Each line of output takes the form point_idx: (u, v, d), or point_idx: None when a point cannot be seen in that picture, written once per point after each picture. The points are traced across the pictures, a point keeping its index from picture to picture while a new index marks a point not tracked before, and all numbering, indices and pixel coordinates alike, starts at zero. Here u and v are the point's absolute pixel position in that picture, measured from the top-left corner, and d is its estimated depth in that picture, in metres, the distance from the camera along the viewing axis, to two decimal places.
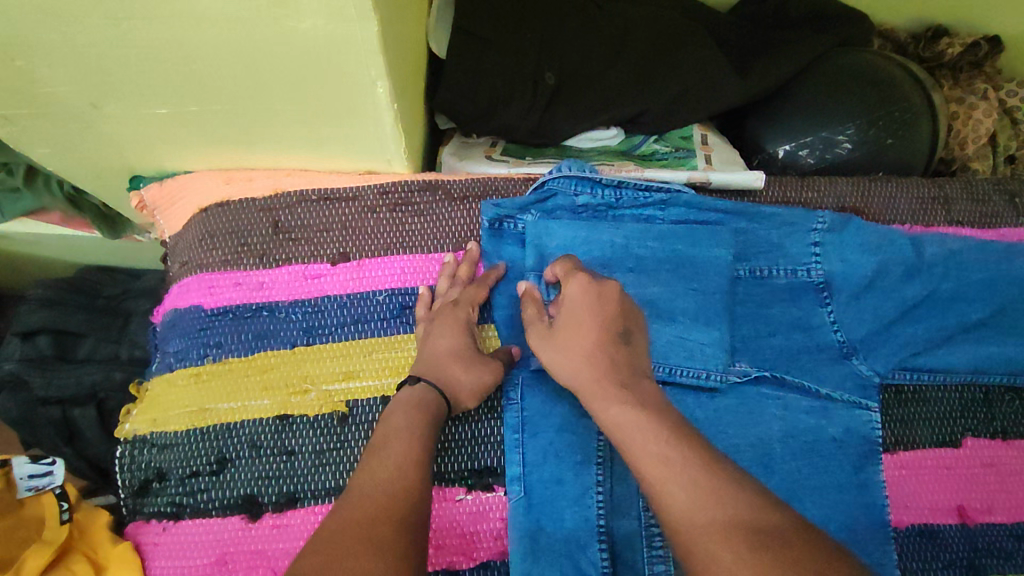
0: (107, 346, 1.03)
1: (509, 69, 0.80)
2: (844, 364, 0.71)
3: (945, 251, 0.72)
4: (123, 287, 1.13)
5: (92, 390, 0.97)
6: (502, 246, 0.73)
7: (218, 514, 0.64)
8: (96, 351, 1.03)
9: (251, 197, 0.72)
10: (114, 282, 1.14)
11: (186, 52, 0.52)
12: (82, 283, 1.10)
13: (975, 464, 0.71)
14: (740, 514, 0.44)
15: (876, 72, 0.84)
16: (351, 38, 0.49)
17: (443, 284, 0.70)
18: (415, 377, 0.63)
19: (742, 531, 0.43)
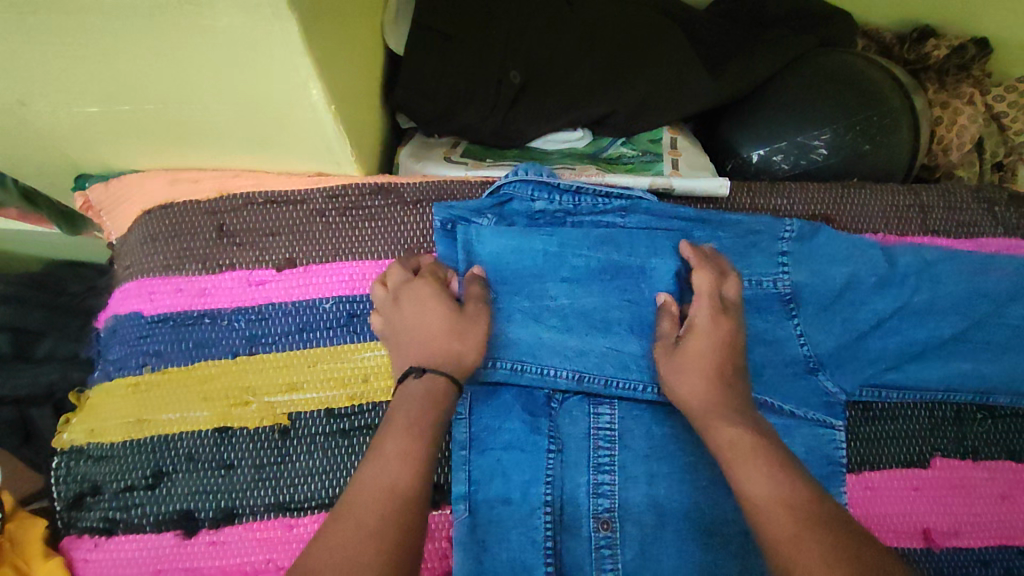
0: (66, 344, 0.96)
1: (471, 68, 0.77)
2: (809, 380, 0.68)
3: (918, 261, 0.70)
4: (89, 284, 1.06)
5: (49, 389, 0.90)
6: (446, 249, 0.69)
7: (152, 530, 0.62)
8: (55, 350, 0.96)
9: (196, 199, 0.70)
10: (79, 279, 1.07)
11: (104, 50, 0.49)
12: (45, 279, 1.04)
13: (944, 486, 0.68)
14: (827, 533, 0.44)
15: (856, 74, 0.81)
16: (270, 35, 0.47)
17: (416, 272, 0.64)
18: (421, 369, 0.56)
19: (831, 546, 0.43)
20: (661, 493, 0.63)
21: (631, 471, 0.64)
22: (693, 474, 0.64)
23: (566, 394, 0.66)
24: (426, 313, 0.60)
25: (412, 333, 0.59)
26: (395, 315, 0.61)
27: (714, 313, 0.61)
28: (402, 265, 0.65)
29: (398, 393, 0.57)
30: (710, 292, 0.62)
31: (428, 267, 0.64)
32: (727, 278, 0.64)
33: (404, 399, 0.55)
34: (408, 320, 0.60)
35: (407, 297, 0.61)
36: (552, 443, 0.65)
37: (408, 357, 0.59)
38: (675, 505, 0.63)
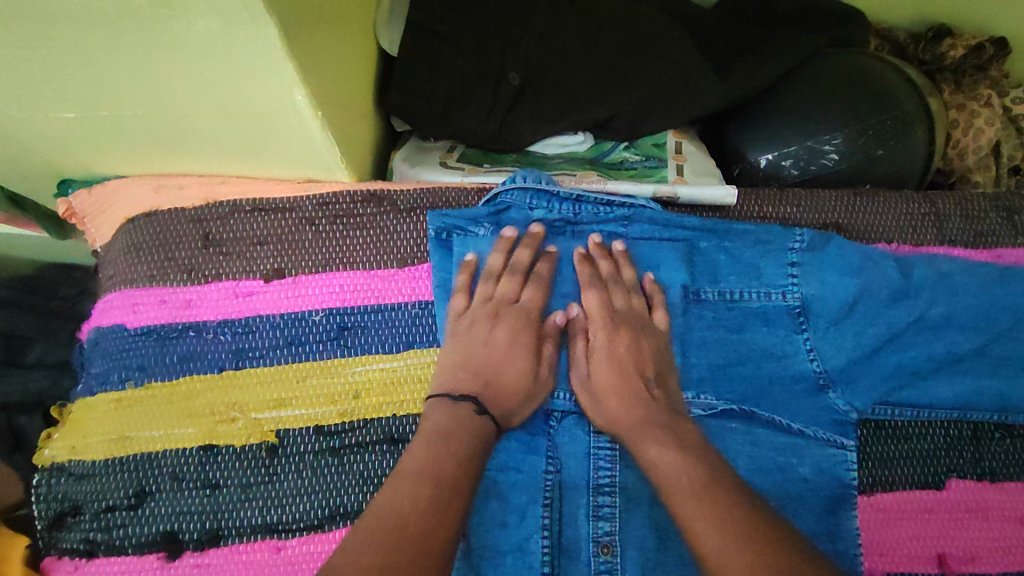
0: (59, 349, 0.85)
1: (468, 71, 0.74)
2: (819, 398, 0.65)
3: (935, 273, 0.67)
4: (82, 286, 0.94)
5: (39, 399, 0.80)
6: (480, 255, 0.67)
7: (134, 552, 0.60)
8: (48, 355, 0.84)
9: (180, 207, 0.67)
10: (71, 281, 0.94)
11: (75, 53, 0.46)
12: (38, 283, 0.92)
13: (959, 509, 0.65)
14: None
15: (869, 75, 0.78)
16: (249, 39, 0.44)
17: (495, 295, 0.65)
18: (482, 410, 0.58)
19: None
20: (664, 515, 0.61)
21: (632, 492, 0.61)
22: None
23: (566, 412, 0.64)
24: (511, 356, 0.62)
25: (488, 366, 0.62)
26: (478, 334, 0.63)
27: (632, 335, 0.64)
28: (512, 278, 0.65)
29: (451, 406, 0.57)
30: (603, 311, 0.65)
31: (531, 296, 0.65)
32: (613, 290, 0.66)
33: (454, 417, 0.56)
34: (490, 355, 0.62)
35: (499, 326, 0.63)
36: (550, 463, 0.62)
37: (470, 381, 0.60)
38: (679, 528, 0.60)
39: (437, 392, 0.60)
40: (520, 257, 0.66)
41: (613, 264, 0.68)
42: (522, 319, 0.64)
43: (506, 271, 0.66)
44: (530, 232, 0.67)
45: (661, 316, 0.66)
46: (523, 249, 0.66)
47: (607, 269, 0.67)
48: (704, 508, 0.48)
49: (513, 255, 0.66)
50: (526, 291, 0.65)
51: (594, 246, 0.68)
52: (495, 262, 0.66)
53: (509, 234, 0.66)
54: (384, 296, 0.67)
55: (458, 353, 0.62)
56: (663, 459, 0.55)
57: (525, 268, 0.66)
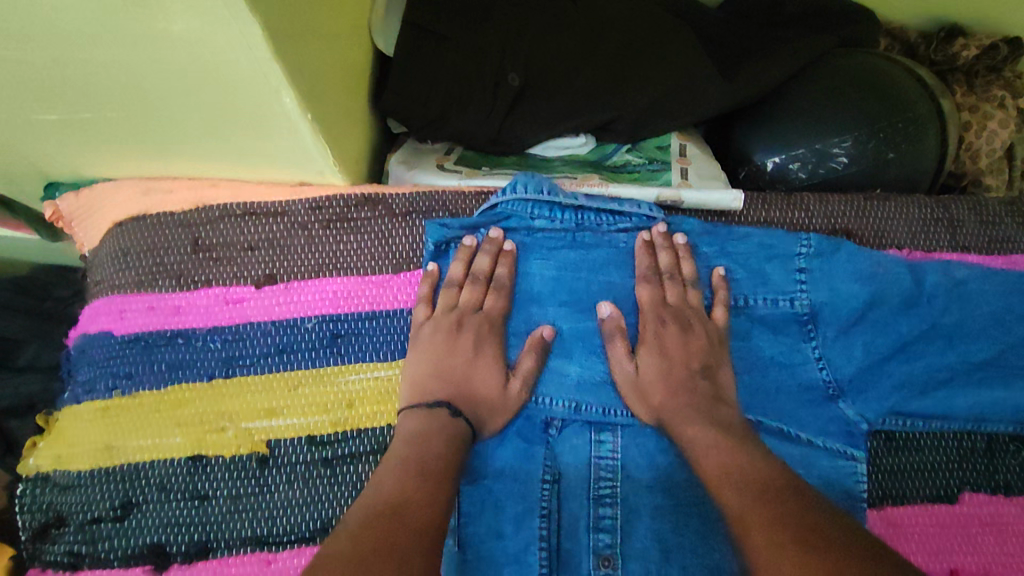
0: (54, 351, 0.81)
1: (465, 71, 0.73)
2: (828, 409, 0.63)
3: (948, 280, 0.65)
4: (78, 287, 0.89)
5: (32, 402, 0.77)
6: (443, 266, 0.66)
7: (119, 565, 0.58)
8: (41, 357, 0.81)
9: (170, 210, 0.66)
10: (68, 282, 0.90)
11: (53, 52, 0.44)
12: (32, 283, 0.87)
13: (973, 524, 0.63)
14: None
15: (879, 76, 0.75)
16: (231, 38, 0.43)
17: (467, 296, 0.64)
18: (455, 411, 0.57)
19: None
20: (666, 529, 0.58)
21: (633, 504, 0.59)
22: (701, 510, 0.59)
23: (565, 421, 0.62)
24: (476, 364, 0.61)
25: (456, 374, 0.60)
26: (442, 341, 0.61)
27: (682, 330, 0.62)
28: (474, 286, 0.64)
29: (424, 415, 0.57)
30: (655, 305, 0.64)
31: (495, 302, 0.64)
32: (668, 283, 0.65)
33: (429, 423, 0.56)
34: (457, 364, 0.61)
35: (463, 334, 0.62)
36: (547, 474, 0.60)
37: (441, 389, 0.59)
38: (682, 542, 0.58)
39: (407, 404, 0.59)
40: (479, 264, 0.65)
41: (674, 257, 0.66)
42: (486, 326, 0.63)
43: (467, 279, 0.65)
44: (490, 238, 0.65)
45: (721, 313, 0.64)
46: (484, 256, 0.65)
47: (665, 261, 0.66)
48: (734, 488, 0.48)
49: (474, 263, 0.65)
50: (488, 297, 0.64)
51: (658, 235, 0.66)
52: (455, 272, 0.65)
53: (469, 243, 0.65)
54: (379, 302, 0.65)
55: (426, 362, 0.61)
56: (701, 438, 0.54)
57: (486, 276, 0.65)
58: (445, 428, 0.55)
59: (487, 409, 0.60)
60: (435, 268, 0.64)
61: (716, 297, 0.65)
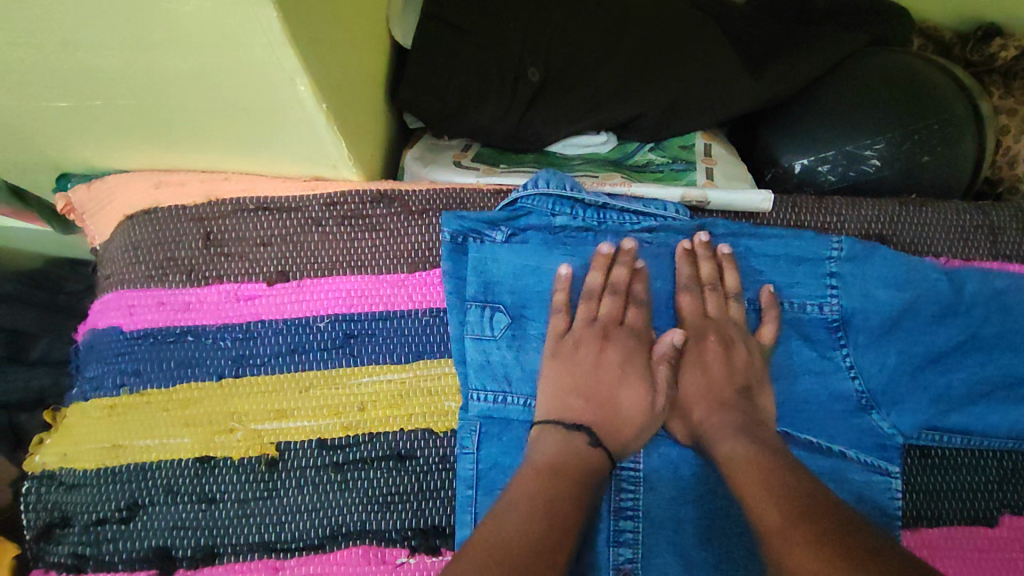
0: (65, 347, 0.79)
1: (484, 66, 0.71)
2: (859, 419, 0.60)
3: (987, 289, 0.62)
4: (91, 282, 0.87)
5: (42, 396, 0.74)
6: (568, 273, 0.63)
7: (124, 568, 0.56)
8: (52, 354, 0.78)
9: (181, 204, 0.65)
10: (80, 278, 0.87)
11: (60, 35, 0.43)
12: (42, 276, 0.84)
13: (1013, 548, 0.59)
14: None
15: (914, 75, 0.73)
16: (247, 23, 0.41)
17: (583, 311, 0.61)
18: (597, 441, 0.54)
19: None
20: (688, 543, 0.56)
21: (654, 516, 0.57)
22: (724, 523, 0.57)
23: None
24: (625, 380, 0.58)
25: (600, 389, 0.58)
26: (585, 359, 0.59)
27: (725, 346, 0.60)
28: (614, 297, 0.61)
29: (573, 450, 0.53)
30: (696, 318, 0.62)
31: (637, 317, 0.61)
32: (708, 295, 0.63)
33: (570, 452, 0.53)
34: (601, 377, 0.58)
35: (609, 347, 0.59)
36: None
37: (584, 408, 0.56)
38: (706, 557, 0.56)
39: (549, 421, 0.55)
40: (617, 274, 0.61)
41: (630, 272, 0.62)
42: (631, 338, 0.60)
43: (607, 290, 0.61)
44: (624, 248, 0.62)
45: (768, 331, 0.62)
46: (621, 266, 0.62)
47: (708, 272, 0.63)
48: (779, 506, 0.46)
49: (611, 273, 0.62)
50: (632, 308, 0.61)
51: (700, 244, 0.63)
52: (595, 281, 0.62)
53: (607, 251, 0.62)
54: (394, 302, 0.63)
55: (568, 380, 0.58)
56: (739, 457, 0.52)
57: (625, 287, 0.61)
58: (582, 457, 0.53)
59: (625, 421, 0.57)
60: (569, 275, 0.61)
61: (764, 315, 0.63)
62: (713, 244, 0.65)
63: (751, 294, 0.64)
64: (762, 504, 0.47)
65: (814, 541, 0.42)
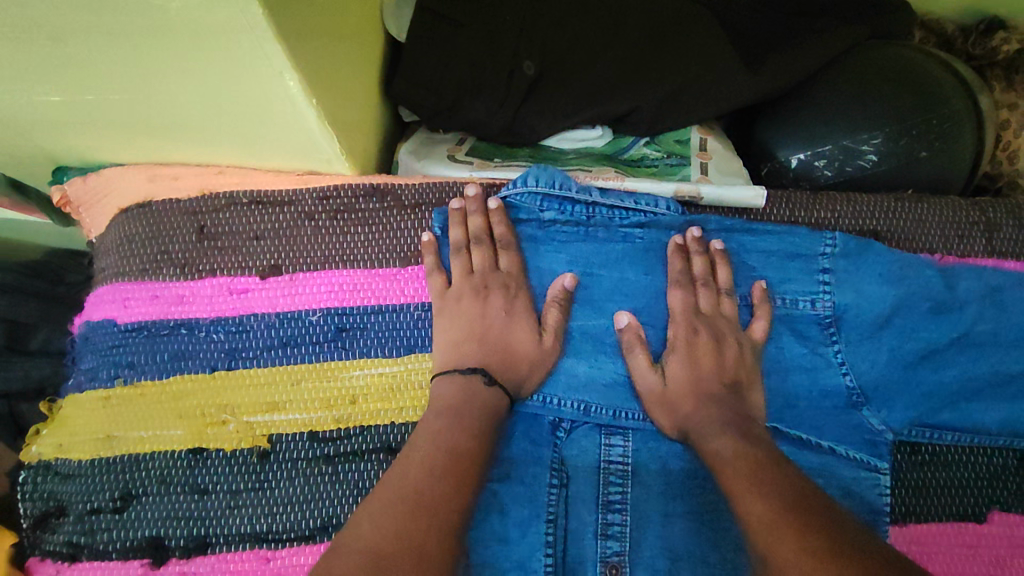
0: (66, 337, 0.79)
1: (479, 60, 0.70)
2: (850, 415, 0.60)
3: (982, 286, 0.62)
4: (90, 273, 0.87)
5: (42, 386, 0.74)
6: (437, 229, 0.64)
7: (118, 557, 0.57)
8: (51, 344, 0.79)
9: (175, 198, 0.65)
10: (80, 268, 0.88)
11: (49, 31, 0.43)
12: (41, 267, 0.84)
13: (1001, 545, 0.59)
14: None
15: (913, 69, 0.72)
16: (233, 20, 0.41)
17: (475, 256, 0.63)
18: (490, 377, 0.58)
19: None
20: (676, 535, 0.56)
21: (644, 511, 0.57)
22: (714, 516, 0.57)
23: (575, 422, 0.60)
24: (513, 324, 0.61)
25: (492, 334, 0.61)
26: (470, 307, 0.62)
27: (715, 342, 0.61)
28: (482, 249, 0.63)
29: (463, 390, 0.56)
30: (687, 312, 0.62)
31: (511, 261, 0.63)
32: (701, 290, 0.63)
33: (466, 392, 0.56)
34: (493, 324, 0.61)
35: (491, 295, 0.62)
36: (555, 476, 0.58)
37: (479, 352, 0.60)
38: (694, 550, 0.56)
39: (445, 367, 0.59)
40: (475, 225, 0.63)
41: (486, 220, 0.63)
42: (510, 284, 0.63)
43: (473, 242, 0.63)
44: (468, 196, 0.63)
45: (760, 328, 0.62)
46: (475, 216, 0.63)
47: (699, 268, 0.63)
48: (766, 502, 0.46)
49: (469, 226, 0.63)
50: (500, 256, 0.63)
51: (691, 240, 0.64)
52: (455, 237, 0.63)
53: (457, 206, 0.63)
54: (385, 296, 0.63)
55: (457, 328, 0.61)
56: (728, 453, 0.52)
57: (486, 235, 0.63)
58: (481, 396, 0.56)
59: (518, 361, 0.60)
60: (433, 239, 0.63)
61: (756, 312, 0.62)
62: (705, 239, 0.65)
63: (743, 290, 0.65)
64: (750, 498, 0.47)
65: (799, 536, 0.42)
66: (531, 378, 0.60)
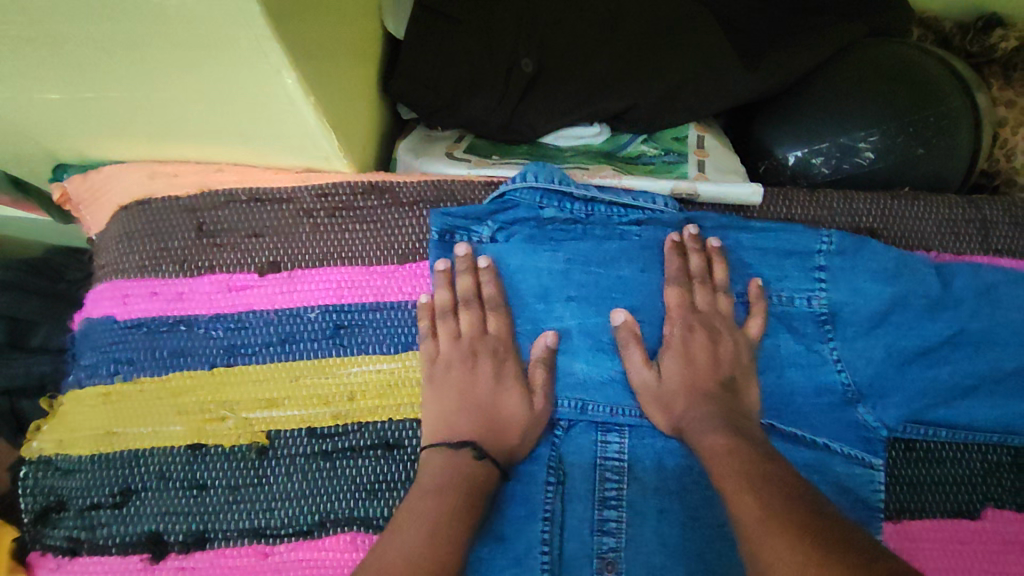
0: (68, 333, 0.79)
1: (476, 57, 0.70)
2: (846, 412, 0.60)
3: (977, 284, 0.62)
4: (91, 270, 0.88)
5: (42, 382, 0.75)
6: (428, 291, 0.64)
7: (118, 552, 0.58)
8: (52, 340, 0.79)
9: (174, 195, 0.65)
10: (80, 264, 0.88)
11: (48, 29, 0.43)
12: (42, 263, 0.84)
13: (996, 541, 0.60)
14: None
15: (910, 67, 0.72)
16: (229, 19, 0.42)
17: (463, 320, 0.62)
18: (478, 450, 0.56)
19: None
20: (672, 531, 0.57)
21: (640, 507, 0.58)
22: (709, 511, 0.57)
23: (572, 420, 0.61)
24: (501, 391, 0.60)
25: (481, 403, 0.60)
26: (459, 377, 0.60)
27: (711, 340, 0.61)
28: (470, 310, 0.62)
29: (451, 465, 0.55)
30: (683, 309, 0.62)
31: (499, 323, 0.62)
32: (697, 287, 0.63)
33: (454, 468, 0.55)
34: (481, 391, 0.60)
35: (480, 361, 0.61)
36: (552, 473, 0.59)
37: (468, 421, 0.58)
38: (689, 546, 0.56)
39: (434, 439, 0.58)
40: (463, 286, 0.63)
41: (475, 279, 0.63)
42: (499, 348, 0.62)
43: (461, 305, 0.62)
44: (460, 256, 0.63)
45: (756, 324, 0.62)
46: (464, 277, 0.63)
47: (696, 264, 0.63)
48: (760, 497, 0.47)
49: (458, 287, 0.63)
50: (489, 318, 0.62)
51: (689, 237, 0.64)
52: (444, 299, 0.63)
53: (444, 268, 0.62)
54: (383, 293, 0.64)
55: (447, 397, 0.59)
56: (723, 449, 0.53)
57: (475, 295, 0.63)
58: (470, 469, 0.55)
59: (508, 428, 0.59)
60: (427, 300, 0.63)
61: (752, 308, 0.63)
62: (702, 237, 0.65)
63: (739, 286, 0.65)
64: (744, 494, 0.48)
65: (791, 531, 0.42)
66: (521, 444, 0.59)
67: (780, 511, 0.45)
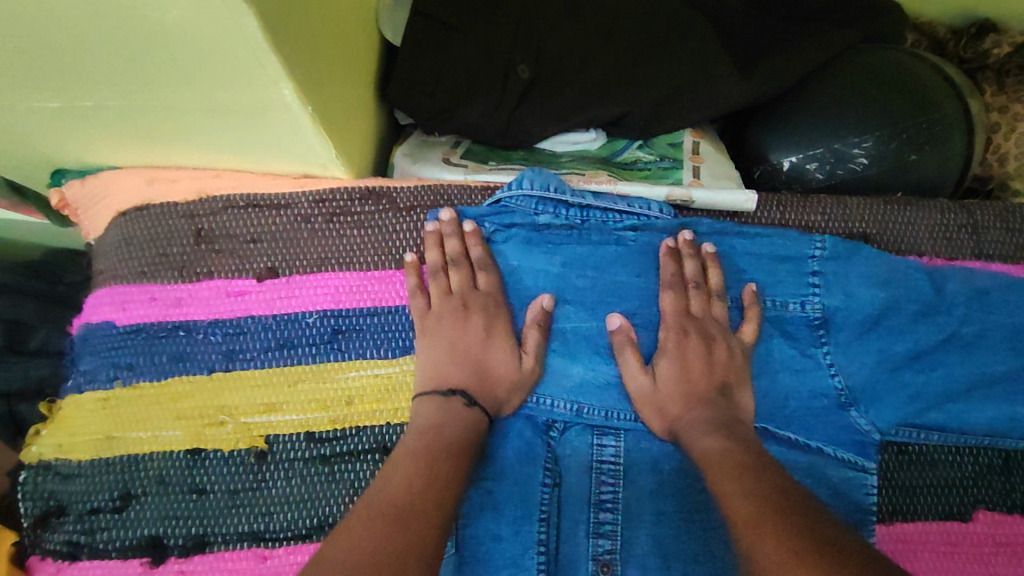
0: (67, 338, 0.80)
1: (474, 63, 0.71)
2: (839, 416, 0.61)
3: (969, 289, 0.63)
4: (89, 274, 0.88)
5: (41, 387, 0.75)
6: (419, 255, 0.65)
7: (117, 556, 0.58)
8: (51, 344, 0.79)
9: (173, 201, 0.66)
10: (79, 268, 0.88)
11: (47, 40, 0.43)
12: (41, 267, 0.84)
13: (986, 543, 0.60)
14: None
15: (904, 73, 0.72)
16: (227, 30, 0.42)
17: (453, 278, 0.63)
18: (471, 400, 0.58)
19: None
20: (666, 534, 0.57)
21: (636, 510, 0.58)
22: (704, 514, 0.58)
23: (568, 423, 0.62)
24: (491, 342, 0.61)
25: (472, 354, 0.61)
26: (450, 327, 0.61)
27: (706, 345, 0.61)
28: (459, 270, 0.63)
29: (443, 414, 0.56)
30: (677, 314, 0.63)
31: (489, 281, 0.63)
32: (692, 292, 0.63)
33: (443, 415, 0.56)
34: (472, 343, 0.61)
35: (470, 316, 0.62)
36: (548, 476, 0.59)
37: (459, 373, 0.59)
38: (684, 548, 0.57)
39: (424, 389, 0.59)
40: (451, 247, 0.64)
41: (462, 242, 0.64)
42: (490, 304, 0.63)
43: (450, 265, 0.63)
44: (446, 220, 0.64)
45: (750, 330, 0.63)
46: (452, 239, 0.64)
47: (691, 270, 0.64)
48: (752, 503, 0.47)
49: (446, 248, 0.64)
50: (478, 276, 0.63)
51: (684, 243, 0.64)
52: (434, 260, 0.64)
53: (433, 229, 0.64)
54: (381, 298, 0.64)
55: (438, 348, 0.60)
56: (717, 454, 0.53)
57: (463, 256, 0.64)
58: (461, 419, 0.56)
59: (497, 382, 0.60)
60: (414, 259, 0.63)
61: (746, 313, 0.63)
62: (697, 242, 0.65)
63: (733, 291, 0.65)
64: (737, 499, 0.48)
65: (783, 536, 0.43)
66: (510, 399, 0.61)
67: (773, 516, 0.45)
